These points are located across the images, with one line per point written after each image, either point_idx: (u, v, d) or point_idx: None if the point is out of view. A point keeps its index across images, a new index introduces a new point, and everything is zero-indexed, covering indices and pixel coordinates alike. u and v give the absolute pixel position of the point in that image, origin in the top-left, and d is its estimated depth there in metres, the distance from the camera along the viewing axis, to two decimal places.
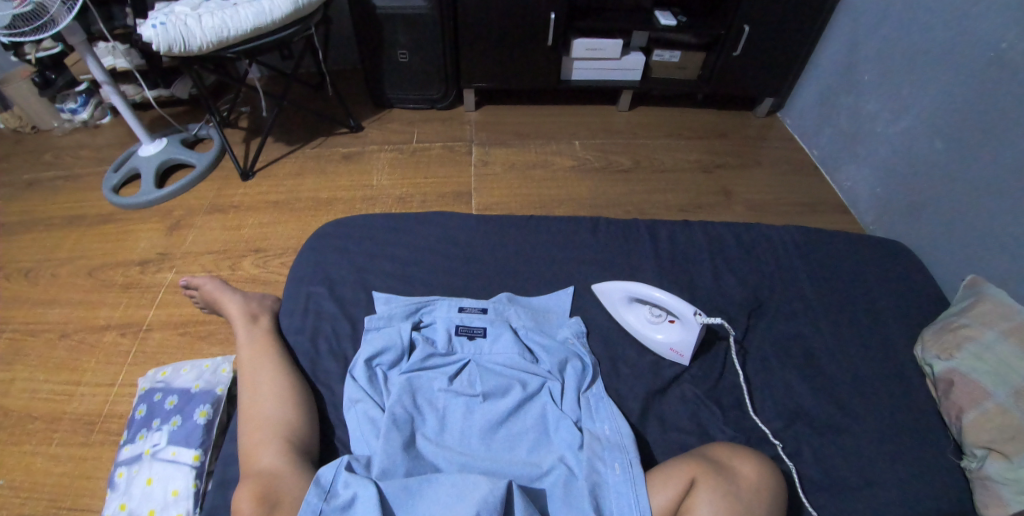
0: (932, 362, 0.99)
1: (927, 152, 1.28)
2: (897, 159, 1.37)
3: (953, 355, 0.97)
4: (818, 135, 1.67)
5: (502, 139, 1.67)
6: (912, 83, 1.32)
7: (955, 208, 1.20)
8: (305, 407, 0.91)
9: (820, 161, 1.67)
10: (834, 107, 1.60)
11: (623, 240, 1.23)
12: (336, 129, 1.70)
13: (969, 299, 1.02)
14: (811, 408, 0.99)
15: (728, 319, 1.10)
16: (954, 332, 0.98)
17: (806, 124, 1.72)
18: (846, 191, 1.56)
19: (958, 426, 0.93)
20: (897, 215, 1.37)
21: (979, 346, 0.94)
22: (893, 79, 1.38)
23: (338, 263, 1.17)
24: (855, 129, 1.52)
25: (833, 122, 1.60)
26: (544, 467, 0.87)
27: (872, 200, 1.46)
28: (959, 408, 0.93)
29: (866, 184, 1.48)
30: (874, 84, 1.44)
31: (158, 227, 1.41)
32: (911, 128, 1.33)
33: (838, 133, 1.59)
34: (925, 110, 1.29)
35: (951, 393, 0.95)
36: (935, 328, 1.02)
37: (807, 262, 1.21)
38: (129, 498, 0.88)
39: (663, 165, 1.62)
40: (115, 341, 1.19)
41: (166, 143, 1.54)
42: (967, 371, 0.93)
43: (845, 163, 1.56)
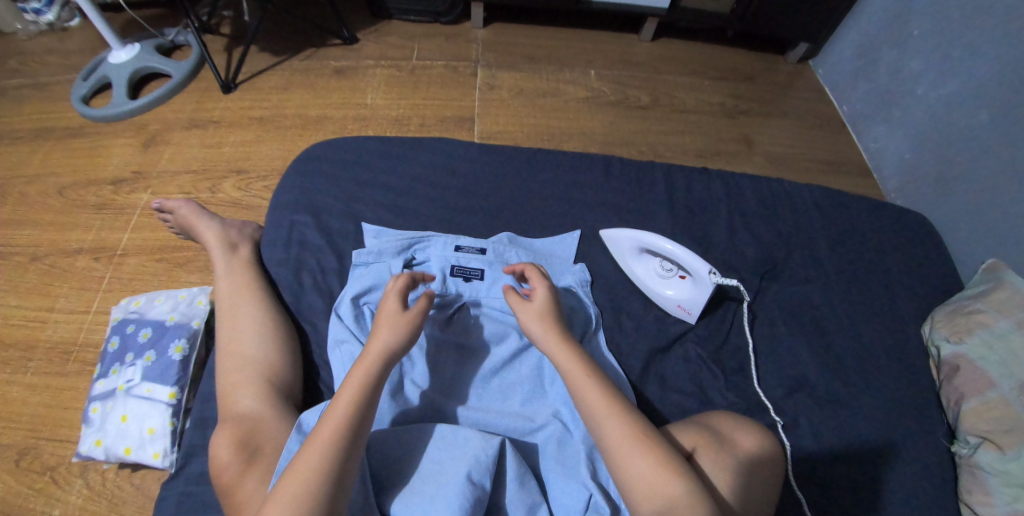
0: (941, 343, 0.97)
1: (968, 116, 1.17)
2: (935, 119, 1.26)
3: (963, 339, 0.93)
4: (851, 89, 1.53)
5: (511, 61, 1.52)
6: (970, 36, 1.17)
7: (985, 182, 1.12)
8: (286, 347, 0.86)
9: (848, 118, 1.53)
10: (873, 60, 1.45)
11: (636, 183, 1.14)
12: (328, 39, 1.54)
13: (988, 284, 0.98)
14: (814, 379, 0.95)
15: (740, 279, 1.04)
16: (967, 316, 0.94)
17: (837, 78, 1.57)
18: (872, 153, 1.45)
19: (956, 413, 0.91)
20: (922, 186, 1.28)
21: (990, 333, 0.90)
22: (946, 27, 1.23)
23: (324, 191, 1.08)
24: (893, 80, 1.38)
25: (869, 77, 1.46)
26: (538, 421, 0.82)
27: (897, 163, 1.36)
28: (959, 394, 0.91)
29: (895, 148, 1.37)
30: (921, 34, 1.29)
31: (133, 143, 1.30)
32: (956, 87, 1.21)
33: (873, 87, 1.45)
34: (976, 67, 1.16)
35: (955, 378, 0.92)
36: (949, 310, 0.98)
37: (827, 222, 1.13)
38: (105, 434, 0.85)
39: (683, 104, 1.49)
40: (88, 267, 1.12)
41: (138, 49, 1.40)
42: (974, 358, 0.90)
43: (875, 123, 1.44)
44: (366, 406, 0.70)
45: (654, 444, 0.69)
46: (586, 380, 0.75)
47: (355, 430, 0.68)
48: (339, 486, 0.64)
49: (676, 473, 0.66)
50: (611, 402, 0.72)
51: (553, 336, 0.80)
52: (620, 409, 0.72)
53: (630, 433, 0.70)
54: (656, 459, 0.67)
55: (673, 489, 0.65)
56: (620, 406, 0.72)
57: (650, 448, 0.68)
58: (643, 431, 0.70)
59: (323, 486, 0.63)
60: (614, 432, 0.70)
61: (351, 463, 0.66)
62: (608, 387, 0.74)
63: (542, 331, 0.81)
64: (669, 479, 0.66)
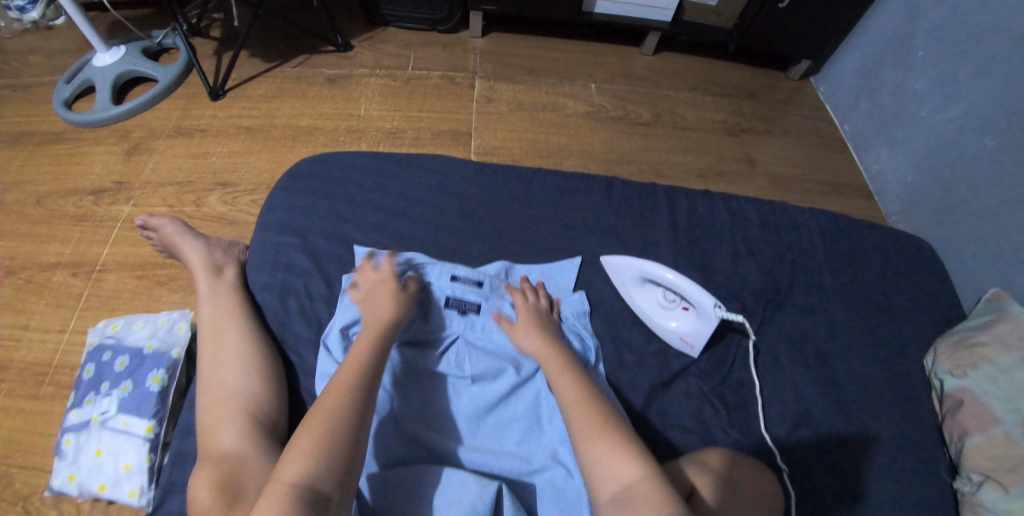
0: (944, 377, 0.94)
1: (972, 141, 1.15)
2: (937, 144, 1.24)
3: (967, 374, 0.91)
4: (853, 109, 1.50)
5: (510, 73, 1.48)
6: (974, 62, 1.15)
7: (988, 210, 1.10)
8: (271, 379, 0.81)
9: (849, 137, 1.51)
10: (875, 79, 1.42)
11: (638, 206, 1.10)
12: (321, 46, 1.49)
13: (991, 315, 0.97)
14: (818, 414, 0.92)
15: (743, 309, 1.01)
16: (971, 349, 0.93)
17: (839, 98, 1.55)
18: (873, 175, 1.42)
19: (958, 448, 0.88)
20: (924, 209, 1.26)
21: (994, 367, 0.88)
22: (950, 51, 1.21)
23: (313, 210, 1.04)
24: (895, 103, 1.36)
25: (871, 96, 1.44)
26: (534, 463, 0.79)
27: (899, 186, 1.34)
28: (963, 430, 0.88)
29: (897, 169, 1.35)
30: (926, 54, 1.27)
31: (115, 150, 1.25)
32: (960, 110, 1.18)
33: (875, 107, 1.43)
34: (982, 90, 1.13)
35: (959, 412, 0.90)
36: (952, 342, 0.96)
37: (832, 249, 1.10)
38: (78, 469, 0.80)
39: (685, 121, 1.46)
40: (66, 283, 1.07)
41: (123, 52, 1.35)
42: (979, 393, 0.88)
43: (877, 144, 1.41)
44: (377, 368, 0.74)
45: (618, 430, 0.70)
46: (562, 376, 0.78)
47: (368, 384, 0.71)
48: (359, 434, 0.67)
49: (632, 453, 0.67)
50: (582, 392, 0.75)
51: (537, 340, 0.84)
52: (592, 398, 0.73)
53: (598, 417, 0.71)
54: (616, 442, 0.68)
55: (628, 472, 0.65)
56: (590, 394, 0.74)
57: (615, 429, 0.70)
58: (611, 416, 0.72)
59: (343, 432, 0.66)
60: (581, 418, 0.72)
61: (367, 416, 0.69)
62: (583, 380, 0.77)
63: (527, 336, 0.85)
64: (623, 462, 0.66)
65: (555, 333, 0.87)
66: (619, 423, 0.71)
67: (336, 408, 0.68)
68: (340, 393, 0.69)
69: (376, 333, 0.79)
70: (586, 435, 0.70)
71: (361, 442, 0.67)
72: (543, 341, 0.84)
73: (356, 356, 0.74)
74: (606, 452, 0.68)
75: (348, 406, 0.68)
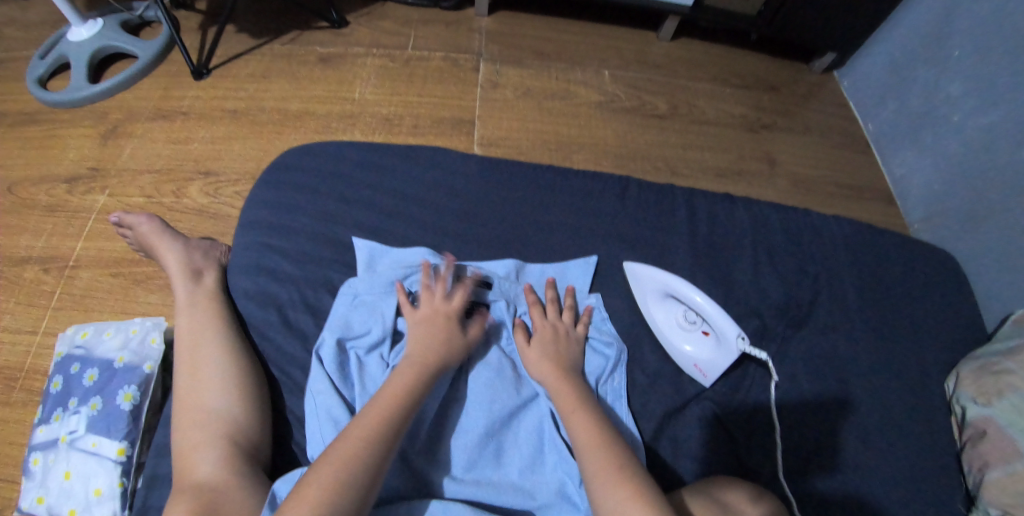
0: (966, 404, 0.88)
1: (1008, 149, 1.06)
2: (968, 154, 1.15)
3: (992, 402, 0.84)
4: (879, 105, 1.40)
5: (516, 55, 1.38)
6: (1015, 67, 1.05)
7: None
8: (254, 398, 0.75)
9: (873, 137, 1.41)
10: (905, 74, 1.32)
11: (651, 210, 1.03)
12: (315, 22, 1.39)
13: (1018, 339, 0.90)
14: (839, 442, 0.86)
15: (762, 327, 0.95)
16: (996, 376, 0.86)
17: (864, 93, 1.45)
18: (898, 178, 1.33)
19: (978, 481, 0.82)
20: (952, 216, 1.18)
21: (1019, 396, 0.81)
22: (990, 56, 1.10)
23: (300, 209, 0.96)
24: (926, 104, 1.26)
25: (900, 92, 1.34)
26: (540, 498, 0.73)
27: (925, 193, 1.26)
28: (984, 462, 0.82)
29: (924, 172, 1.26)
30: (961, 51, 1.17)
31: (91, 133, 1.17)
32: (995, 116, 1.09)
33: (903, 104, 1.33)
34: (1020, 96, 1.04)
35: (980, 444, 0.83)
36: (975, 367, 0.90)
37: (857, 262, 1.03)
38: (48, 491, 0.75)
39: (703, 114, 1.36)
40: (37, 280, 1.00)
41: (101, 25, 1.25)
42: (1003, 424, 0.81)
43: (903, 144, 1.32)
44: (413, 400, 0.69)
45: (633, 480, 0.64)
46: (574, 412, 0.73)
47: (395, 428, 0.65)
48: (372, 482, 0.61)
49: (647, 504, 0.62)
50: (592, 430, 0.70)
51: (546, 362, 0.80)
52: (603, 434, 0.69)
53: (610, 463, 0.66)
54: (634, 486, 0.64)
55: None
56: (598, 429, 0.70)
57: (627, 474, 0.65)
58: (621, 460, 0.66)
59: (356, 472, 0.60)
60: (592, 462, 0.67)
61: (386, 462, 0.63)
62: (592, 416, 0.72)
63: (535, 358, 0.81)
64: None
65: (569, 354, 0.82)
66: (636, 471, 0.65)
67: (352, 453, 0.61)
68: (358, 441, 0.63)
69: (420, 366, 0.72)
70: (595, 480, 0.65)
71: (373, 488, 0.61)
72: (553, 365, 0.79)
73: (391, 388, 0.69)
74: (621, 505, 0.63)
75: (365, 454, 0.62)
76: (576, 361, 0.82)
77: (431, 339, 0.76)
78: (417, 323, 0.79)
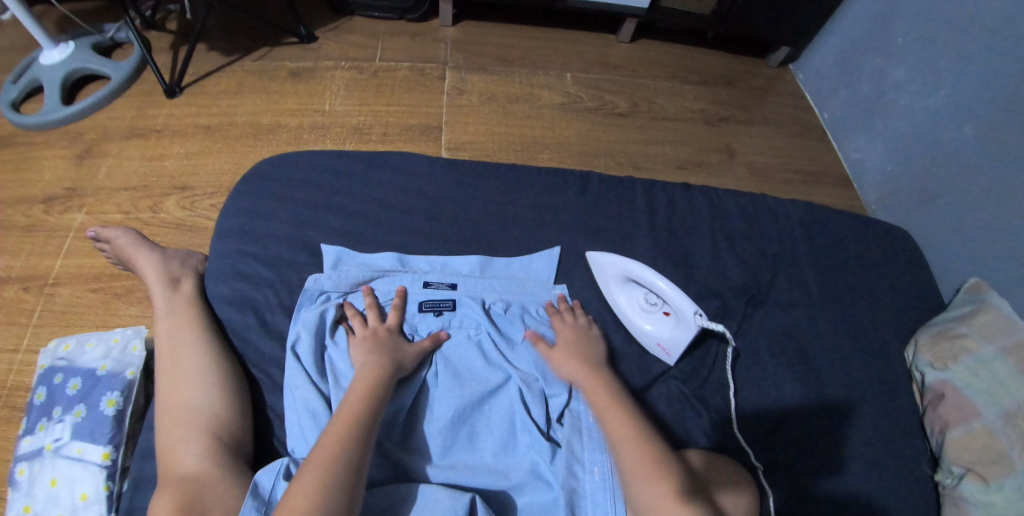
0: (925, 369, 0.93)
1: (952, 130, 1.13)
2: (916, 134, 1.22)
3: (948, 366, 0.90)
4: (832, 94, 1.47)
5: (482, 63, 1.43)
6: (954, 53, 1.12)
7: (971, 198, 1.08)
8: (235, 395, 0.78)
9: (829, 124, 1.48)
10: (854, 65, 1.40)
11: (614, 202, 1.07)
12: (284, 38, 1.43)
13: (969, 306, 0.96)
14: (801, 412, 0.91)
15: (723, 307, 0.99)
16: (951, 341, 0.92)
17: (818, 84, 1.52)
18: (853, 164, 1.40)
19: (940, 442, 0.88)
20: (904, 196, 1.24)
21: (975, 360, 0.88)
22: (930, 40, 1.18)
23: (275, 215, 0.99)
24: (875, 92, 1.33)
25: (850, 82, 1.41)
26: (513, 478, 0.77)
27: (878, 176, 1.32)
28: (944, 423, 0.88)
29: (877, 156, 1.33)
30: (905, 41, 1.24)
31: (66, 154, 1.19)
32: (939, 100, 1.16)
33: (854, 93, 1.40)
34: (959, 80, 1.11)
35: (940, 406, 0.89)
36: (931, 334, 0.95)
37: (811, 243, 1.08)
38: (34, 501, 0.76)
39: (663, 111, 1.42)
40: (17, 298, 1.02)
41: (72, 49, 1.27)
42: (961, 385, 0.87)
43: (856, 131, 1.39)
44: (375, 402, 0.72)
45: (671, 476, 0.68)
46: (609, 409, 0.76)
47: (364, 432, 0.68)
48: (353, 480, 0.63)
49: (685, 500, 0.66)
50: (629, 429, 0.73)
51: (576, 362, 0.83)
52: (638, 433, 0.73)
53: (650, 462, 0.69)
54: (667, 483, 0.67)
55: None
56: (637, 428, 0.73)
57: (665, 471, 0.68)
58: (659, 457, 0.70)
59: (335, 474, 0.63)
60: (631, 460, 0.70)
61: (363, 462, 0.65)
62: (627, 414, 0.75)
63: (566, 357, 0.84)
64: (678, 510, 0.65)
65: (595, 353, 0.85)
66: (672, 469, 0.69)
67: (328, 459, 0.64)
68: (331, 447, 0.65)
69: (375, 374, 0.75)
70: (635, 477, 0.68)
71: (356, 488, 0.63)
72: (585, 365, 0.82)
73: (351, 397, 0.72)
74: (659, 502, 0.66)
75: (343, 457, 0.64)
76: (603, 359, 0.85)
77: (378, 353, 0.79)
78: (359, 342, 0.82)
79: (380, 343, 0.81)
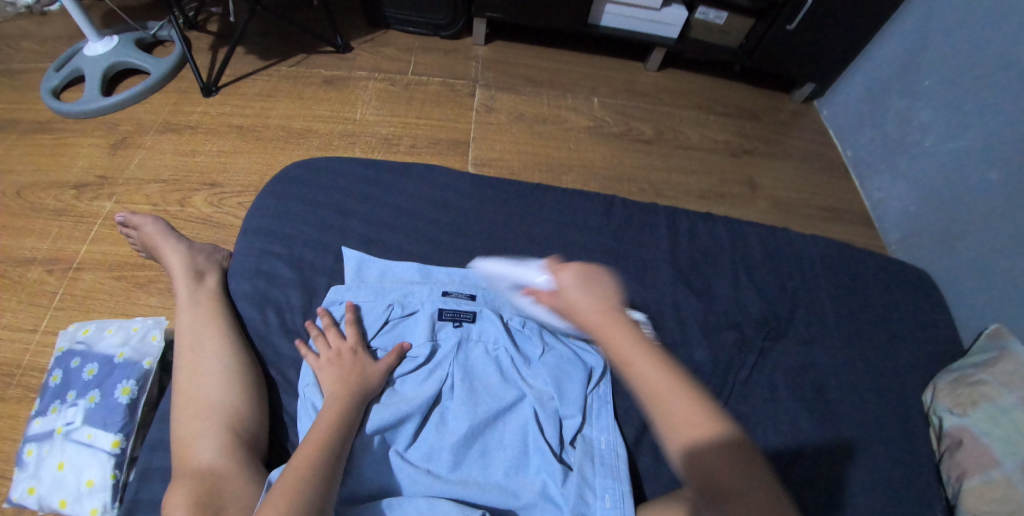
0: (942, 414, 0.90)
1: (976, 175, 1.13)
2: (941, 177, 1.21)
3: (967, 412, 0.87)
4: (856, 134, 1.47)
5: (511, 82, 1.45)
6: (980, 100, 1.13)
7: (994, 243, 1.07)
8: (254, 393, 0.78)
9: (852, 162, 1.48)
10: (880, 107, 1.40)
11: (637, 228, 1.08)
12: (320, 46, 1.46)
13: (989, 352, 0.93)
14: (819, 450, 0.88)
15: (743, 338, 0.98)
16: (970, 386, 0.88)
17: (842, 124, 1.52)
18: (876, 203, 1.39)
19: (956, 489, 0.84)
20: (927, 239, 1.23)
21: (994, 407, 0.84)
22: (957, 86, 1.18)
23: (300, 216, 1.00)
24: (900, 133, 1.33)
25: (876, 122, 1.41)
26: (523, 499, 0.75)
27: (900, 217, 1.32)
28: (961, 471, 0.84)
29: (899, 198, 1.32)
30: (931, 85, 1.25)
31: (101, 143, 1.21)
32: (964, 143, 1.16)
33: (879, 134, 1.40)
34: (986, 126, 1.11)
35: (957, 452, 0.85)
36: (951, 378, 0.92)
37: (833, 279, 1.07)
38: (39, 482, 0.77)
39: (688, 140, 1.43)
40: (40, 280, 1.03)
41: (116, 42, 1.31)
42: (980, 432, 0.84)
43: (880, 171, 1.39)
44: (340, 439, 0.72)
45: (725, 438, 0.60)
46: (623, 359, 0.66)
47: (328, 465, 0.68)
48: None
49: (751, 465, 0.59)
50: (668, 386, 0.63)
51: (595, 308, 0.69)
52: (666, 385, 0.64)
53: (699, 424, 0.61)
54: (710, 443, 0.60)
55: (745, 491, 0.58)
56: (661, 383, 0.64)
57: (715, 431, 0.61)
58: (711, 416, 0.62)
59: (302, 504, 0.63)
60: (678, 421, 0.62)
61: (329, 496, 0.66)
62: (656, 361, 0.65)
63: (586, 305, 0.70)
64: (722, 468, 0.59)
65: (606, 292, 0.72)
66: (728, 429, 0.61)
67: (291, 490, 0.64)
68: (300, 475, 0.66)
69: (342, 403, 0.75)
70: (689, 446, 0.60)
71: None
72: (601, 310, 0.69)
73: (318, 425, 0.72)
74: (716, 467, 0.59)
75: (306, 492, 0.64)
76: (615, 297, 0.73)
77: (354, 376, 0.79)
78: (335, 359, 0.81)
79: (360, 366, 0.81)
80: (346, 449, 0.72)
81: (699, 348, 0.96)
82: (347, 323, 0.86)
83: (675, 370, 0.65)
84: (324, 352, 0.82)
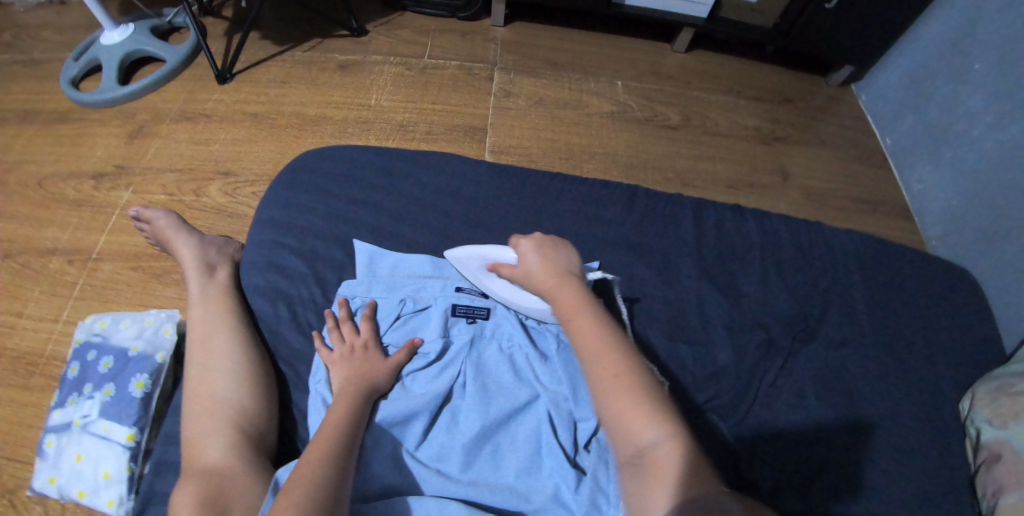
0: (982, 425, 0.84)
1: None
2: (988, 165, 1.13)
3: (1008, 425, 0.81)
4: (897, 120, 1.38)
5: (531, 65, 1.40)
6: None
7: None
8: (262, 390, 0.78)
9: (891, 150, 1.39)
10: (923, 91, 1.31)
11: (659, 222, 1.03)
12: (335, 30, 1.43)
13: None
14: (847, 460, 0.84)
15: (768, 340, 0.93)
16: (1013, 397, 0.82)
17: (882, 108, 1.43)
18: (916, 194, 1.31)
19: (991, 505, 0.79)
20: (970, 234, 1.15)
21: None
22: (1009, 71, 1.09)
23: (312, 208, 0.98)
24: (945, 120, 1.24)
25: (918, 108, 1.32)
26: (535, 503, 0.72)
27: (943, 210, 1.23)
28: (998, 486, 0.79)
29: (942, 189, 1.24)
30: (982, 70, 1.15)
31: (120, 132, 1.21)
32: (1016, 133, 1.07)
33: (921, 121, 1.31)
34: None
35: (995, 467, 0.80)
36: (992, 387, 0.86)
37: (868, 278, 1.00)
38: (59, 472, 0.78)
39: (716, 126, 1.37)
40: (61, 270, 1.04)
41: (132, 30, 1.30)
42: (1019, 448, 0.78)
43: (921, 160, 1.30)
44: (349, 436, 0.70)
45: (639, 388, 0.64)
46: (573, 317, 0.72)
47: (340, 461, 0.66)
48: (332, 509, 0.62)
49: (658, 411, 0.62)
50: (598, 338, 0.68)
51: (550, 275, 0.77)
52: (605, 339, 0.68)
53: (616, 370, 0.65)
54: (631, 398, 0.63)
55: (647, 442, 0.60)
56: (599, 340, 0.68)
57: (627, 382, 0.64)
58: (624, 364, 0.66)
59: (315, 501, 0.61)
60: (601, 368, 0.66)
61: (341, 493, 0.64)
62: (596, 319, 0.71)
63: (541, 273, 0.78)
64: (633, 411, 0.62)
65: (570, 264, 0.80)
66: (644, 378, 0.65)
67: (305, 487, 0.62)
68: (310, 471, 0.64)
69: (350, 399, 0.74)
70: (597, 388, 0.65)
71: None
72: (554, 276, 0.77)
73: (330, 422, 0.71)
74: (627, 410, 0.63)
75: (317, 489, 0.63)
76: (579, 269, 0.80)
77: (364, 371, 0.78)
78: (345, 354, 0.80)
79: (370, 362, 0.79)
80: (357, 445, 0.70)
81: (722, 350, 0.92)
82: (362, 318, 0.85)
83: (611, 329, 0.70)
84: (335, 347, 0.81)
